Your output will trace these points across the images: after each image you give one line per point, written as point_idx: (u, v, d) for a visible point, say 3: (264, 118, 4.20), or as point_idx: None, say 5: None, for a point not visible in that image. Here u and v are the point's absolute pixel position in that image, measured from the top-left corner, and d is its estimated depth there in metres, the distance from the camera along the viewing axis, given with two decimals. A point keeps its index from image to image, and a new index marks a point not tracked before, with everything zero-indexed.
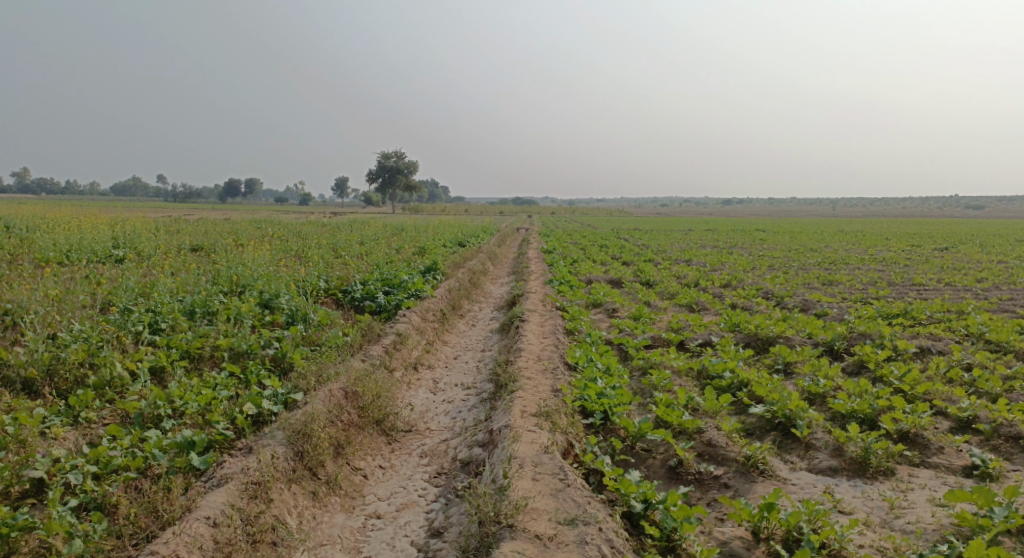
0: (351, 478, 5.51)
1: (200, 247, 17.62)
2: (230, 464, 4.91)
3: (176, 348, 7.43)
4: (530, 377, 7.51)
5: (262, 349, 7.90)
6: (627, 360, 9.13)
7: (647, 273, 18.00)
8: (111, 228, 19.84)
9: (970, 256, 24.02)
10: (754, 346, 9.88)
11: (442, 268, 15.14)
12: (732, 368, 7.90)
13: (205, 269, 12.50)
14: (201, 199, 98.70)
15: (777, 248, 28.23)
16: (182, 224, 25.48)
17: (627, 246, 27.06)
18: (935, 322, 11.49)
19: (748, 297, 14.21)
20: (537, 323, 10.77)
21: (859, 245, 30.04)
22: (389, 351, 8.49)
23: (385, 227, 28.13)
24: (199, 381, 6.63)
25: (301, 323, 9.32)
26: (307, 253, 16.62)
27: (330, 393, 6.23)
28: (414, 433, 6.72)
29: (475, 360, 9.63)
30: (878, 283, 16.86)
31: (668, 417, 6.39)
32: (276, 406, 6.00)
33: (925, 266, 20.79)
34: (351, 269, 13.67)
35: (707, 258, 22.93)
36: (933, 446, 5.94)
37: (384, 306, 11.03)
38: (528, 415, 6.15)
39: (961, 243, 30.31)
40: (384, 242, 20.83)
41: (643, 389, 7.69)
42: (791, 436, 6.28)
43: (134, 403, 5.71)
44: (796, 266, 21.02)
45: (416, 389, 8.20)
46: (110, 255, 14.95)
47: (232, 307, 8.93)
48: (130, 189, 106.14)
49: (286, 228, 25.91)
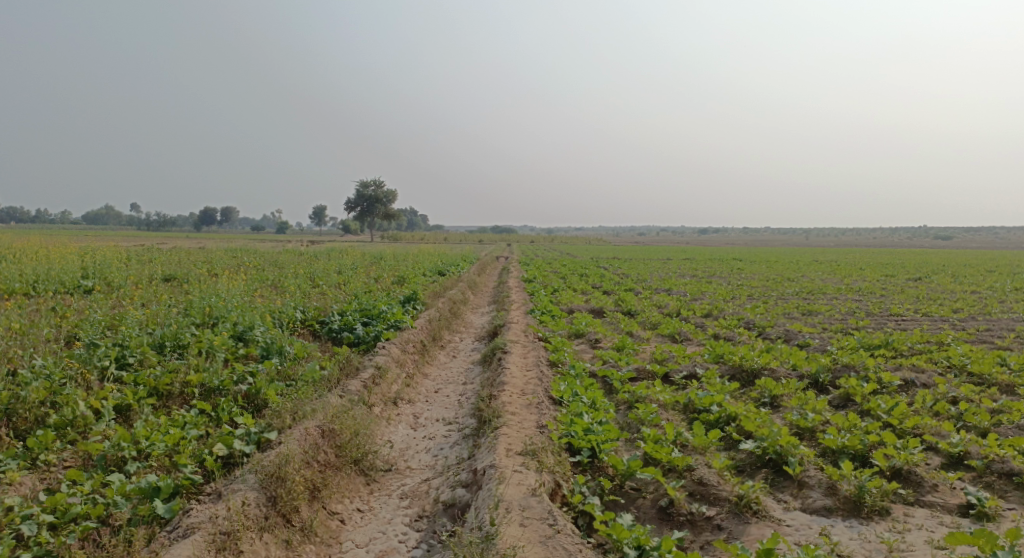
0: (327, 523, 5.21)
1: (172, 276, 17.17)
2: (197, 512, 4.60)
3: (144, 385, 7.09)
4: (515, 412, 7.30)
5: (235, 385, 7.59)
6: (612, 394, 8.97)
7: (628, 303, 17.95)
8: (80, 257, 19.29)
9: (943, 286, 24.47)
10: (739, 378, 9.80)
11: (422, 298, 14.91)
12: (720, 402, 7.78)
13: (177, 300, 12.11)
14: (176, 227, 97.31)
15: (756, 277, 28.50)
16: (154, 253, 24.92)
17: (608, 275, 27.11)
18: (916, 353, 11.57)
19: (730, 327, 14.20)
20: (520, 355, 10.57)
21: (834, 274, 30.50)
22: (368, 386, 8.21)
23: (363, 256, 27.83)
24: (167, 419, 6.30)
25: (277, 356, 8.99)
26: (283, 282, 16.28)
27: (306, 432, 5.94)
28: (394, 472, 6.44)
29: (457, 394, 9.39)
30: (856, 313, 17.02)
31: (657, 454, 6.22)
32: (248, 446, 5.70)
33: (900, 296, 21.10)
34: (329, 299, 13.38)
35: (686, 287, 23.02)
36: (927, 484, 5.90)
37: (363, 338, 10.75)
38: (514, 454, 5.93)
39: (932, 272, 30.95)
40: (362, 271, 20.55)
41: (631, 424, 7.52)
42: (783, 473, 6.15)
43: (97, 445, 5.37)
44: (775, 296, 21.18)
45: (396, 425, 7.92)
46: (78, 285, 14.46)
47: (205, 341, 8.61)
48: (103, 217, 104.40)
49: (262, 256, 25.49)
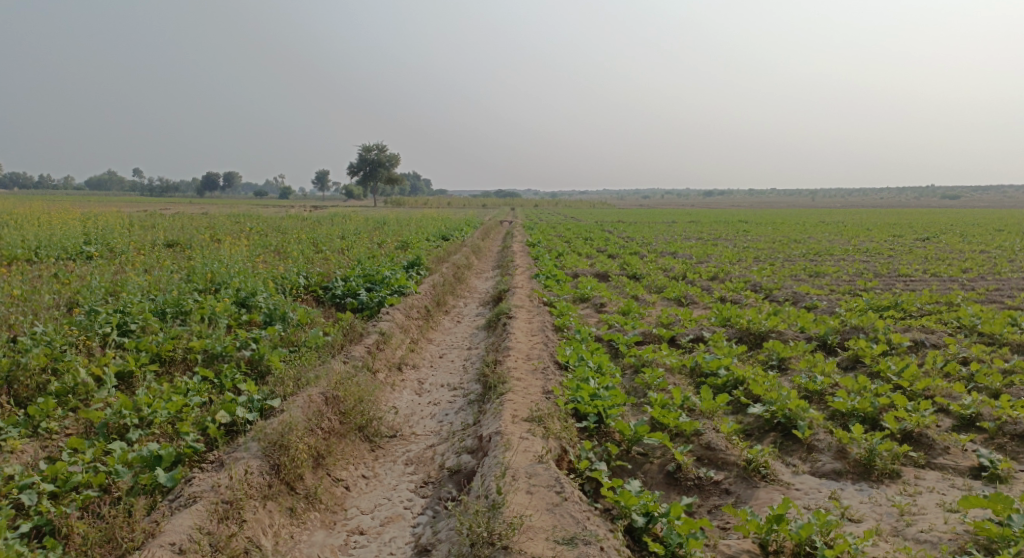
0: (332, 490, 5.18)
1: (175, 242, 17.06)
2: (200, 480, 4.55)
3: (146, 351, 7.02)
4: (520, 377, 7.22)
5: (238, 351, 7.51)
6: (618, 357, 8.89)
7: (634, 266, 17.78)
8: (83, 224, 19.15)
9: (952, 246, 24.14)
10: (746, 341, 9.69)
11: (426, 263, 14.78)
12: (727, 365, 7.69)
13: (180, 267, 12.01)
14: (179, 193, 96.86)
15: (762, 239, 28.23)
16: (157, 219, 24.77)
17: (613, 239, 26.89)
18: (925, 314, 11.42)
19: (737, 290, 14.05)
20: (525, 320, 10.47)
21: (842, 236, 30.15)
22: (372, 352, 8.14)
23: (366, 221, 27.61)
24: (169, 387, 6.24)
25: (280, 322, 8.90)
26: (286, 248, 16.15)
27: (309, 399, 5.87)
28: (399, 438, 6.40)
29: (461, 359, 9.32)
30: (865, 274, 16.83)
31: (664, 418, 6.14)
32: (251, 413, 5.64)
33: (909, 257, 20.85)
34: (332, 264, 13.26)
35: (692, 250, 22.79)
36: (938, 447, 5.81)
37: (367, 303, 10.66)
38: (520, 420, 5.86)
39: (941, 233, 30.60)
40: (365, 236, 20.38)
41: (637, 389, 7.45)
42: (792, 436, 6.08)
43: (98, 413, 5.31)
44: (782, 258, 20.98)
45: (400, 391, 7.87)
46: (80, 252, 14.36)
47: (207, 307, 8.52)
48: (106, 184, 104.07)
49: (265, 222, 25.33)
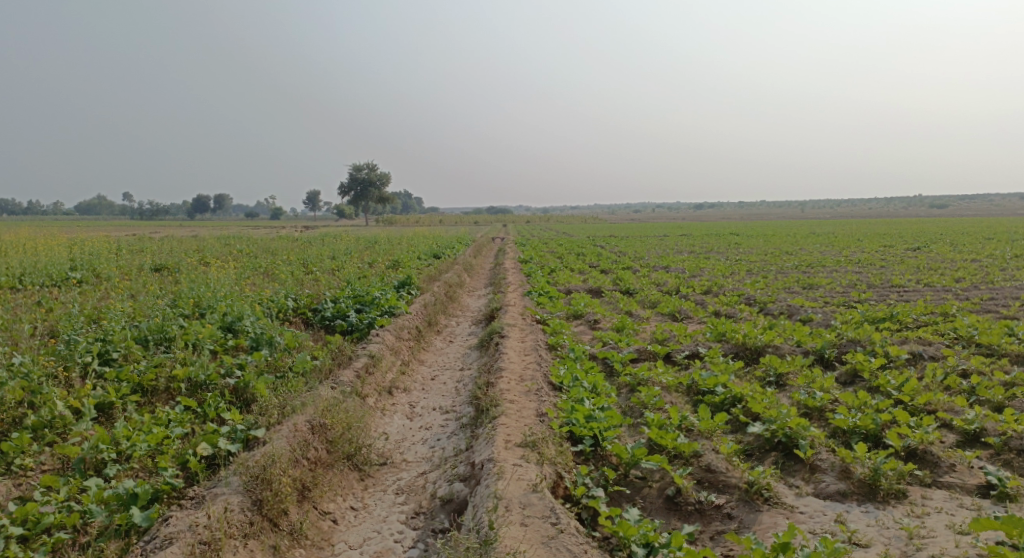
0: (319, 524, 4.97)
1: (162, 266, 16.82)
2: (176, 520, 4.33)
3: (127, 381, 6.79)
4: (513, 400, 7.04)
5: (223, 379, 7.30)
6: (613, 376, 8.72)
7: (627, 281, 17.67)
8: (69, 249, 18.88)
9: (943, 256, 24.19)
10: (743, 357, 9.55)
11: (417, 282, 14.61)
12: (725, 383, 7.53)
13: (166, 291, 11.77)
14: (169, 216, 96.43)
15: (755, 251, 28.25)
16: (145, 242, 24.51)
17: (605, 254, 26.81)
18: (921, 325, 11.33)
19: (731, 304, 13.94)
20: (518, 339, 10.29)
21: (833, 246, 30.23)
22: (361, 376, 7.93)
23: (357, 241, 27.44)
24: (150, 418, 6.01)
25: (267, 347, 8.67)
26: (276, 270, 15.95)
27: (294, 427, 5.67)
28: (389, 466, 6.19)
29: (454, 381, 9.13)
30: (858, 285, 16.79)
31: (662, 440, 5.97)
32: (234, 444, 5.43)
33: (901, 267, 20.87)
34: (321, 285, 13.07)
35: (685, 264, 22.73)
36: (943, 464, 5.66)
37: (357, 325, 10.46)
38: (513, 446, 5.68)
39: (931, 242, 30.75)
40: (356, 255, 20.20)
41: (633, 408, 7.28)
42: (793, 456, 5.91)
43: (73, 448, 5.08)
44: (775, 270, 20.95)
45: (391, 416, 7.66)
46: (65, 277, 14.09)
47: (191, 332, 8.30)
48: (95, 208, 103.54)
49: (255, 243, 25.09)
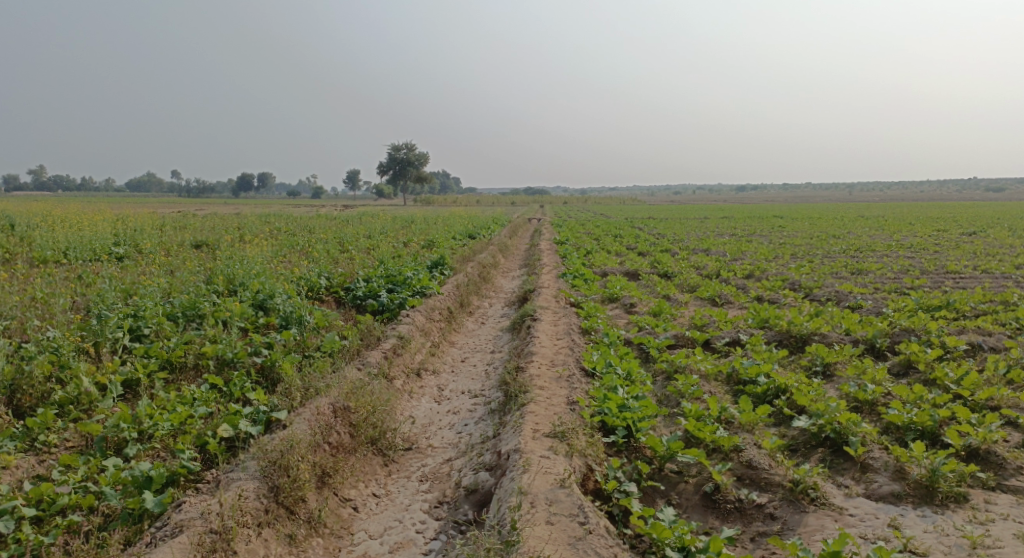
0: (338, 512, 4.84)
1: (203, 242, 17.03)
2: (189, 507, 4.24)
3: (155, 358, 6.78)
4: (543, 386, 6.78)
5: (250, 357, 7.22)
6: (648, 362, 8.38)
7: (665, 264, 17.16)
8: (115, 225, 19.28)
9: (1002, 241, 22.81)
10: (786, 345, 9.06)
11: (450, 263, 14.42)
12: (768, 373, 7.10)
13: (202, 267, 11.83)
14: (214, 194, 98.54)
15: (800, 234, 27.25)
16: (189, 220, 24.96)
17: (644, 236, 26.22)
18: (980, 314, 10.60)
19: (775, 289, 13.35)
20: (550, 323, 10.01)
21: (883, 230, 28.88)
22: (389, 357, 7.77)
23: (394, 220, 27.44)
24: (175, 396, 5.97)
25: (296, 325, 8.57)
26: (312, 248, 15.97)
27: (316, 410, 5.54)
28: (414, 451, 6.03)
29: (484, 364, 8.91)
30: (910, 271, 15.93)
31: (700, 432, 5.64)
32: (255, 426, 5.33)
33: (957, 252, 19.77)
34: (355, 264, 12.98)
35: (726, 247, 21.99)
36: (1009, 466, 5.17)
37: (388, 305, 10.30)
38: (541, 436, 5.43)
39: (990, 226, 29.16)
40: (391, 235, 20.15)
41: (669, 397, 6.94)
42: (843, 453, 5.51)
43: (95, 426, 5.06)
44: (821, 254, 20.10)
45: (418, 399, 7.50)
46: (109, 253, 14.36)
47: (222, 310, 8.26)
48: (145, 186, 106.64)
49: (294, 221, 25.25)
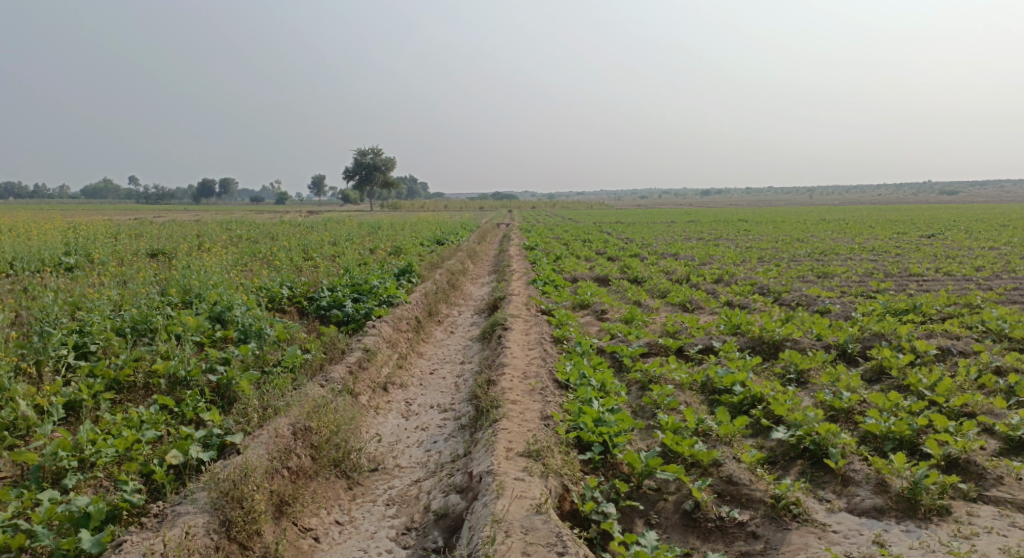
0: (297, 543, 4.52)
1: (160, 251, 16.35)
2: (130, 547, 3.89)
3: (101, 377, 6.31)
4: (516, 401, 6.53)
5: (205, 375, 6.80)
6: (622, 372, 8.21)
7: (635, 269, 17.10)
8: (67, 234, 18.43)
9: (959, 244, 23.39)
10: (759, 352, 8.99)
11: (418, 270, 14.08)
12: (743, 382, 6.98)
13: (158, 278, 11.28)
14: (174, 201, 96.10)
15: (765, 238, 27.62)
16: (147, 227, 24.06)
17: (613, 240, 26.23)
18: (945, 318, 10.73)
19: (744, 294, 13.36)
20: (521, 332, 9.76)
21: (845, 233, 29.45)
22: (354, 372, 7.42)
23: (361, 226, 26.92)
24: (122, 418, 5.54)
25: (255, 339, 8.14)
26: (275, 256, 15.47)
27: (275, 433, 5.21)
28: (381, 473, 5.72)
29: (454, 376, 8.63)
30: (875, 274, 16.16)
31: (678, 447, 5.47)
32: (207, 452, 4.99)
33: (917, 255, 20.20)
34: (320, 273, 12.55)
35: (694, 252, 22.10)
36: (989, 476, 5.10)
37: (353, 316, 9.93)
38: (515, 456, 5.19)
39: (946, 229, 29.97)
40: (357, 242, 19.70)
41: (645, 409, 6.77)
42: (822, 466, 5.39)
43: (30, 455, 4.63)
44: (787, 258, 20.33)
45: (385, 415, 7.17)
46: (59, 263, 13.64)
47: (176, 323, 7.79)
48: (101, 192, 103.38)
49: (256, 228, 24.52)
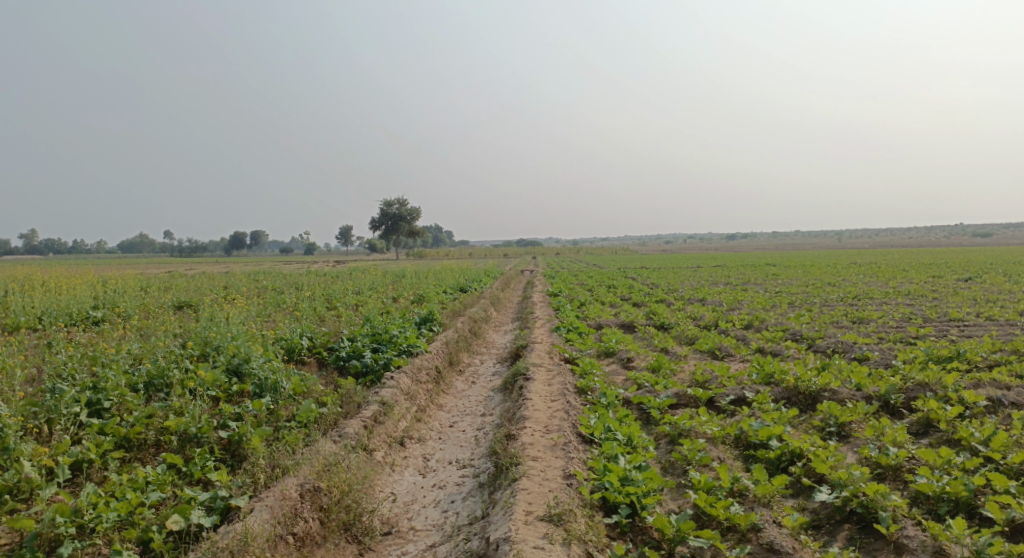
0: None
1: (185, 303, 16.49)
2: None
3: (111, 435, 6.16)
4: (537, 457, 6.20)
5: (216, 431, 6.60)
6: (650, 425, 7.80)
7: (661, 316, 16.70)
8: (98, 287, 18.76)
9: (1000, 287, 22.56)
10: (795, 403, 8.52)
11: (439, 318, 13.90)
12: (780, 436, 6.53)
13: (180, 330, 11.28)
14: (206, 252, 98.57)
15: (795, 282, 27.01)
16: (176, 279, 24.46)
17: (638, 286, 25.87)
18: (992, 365, 10.13)
19: (776, 341, 12.86)
20: (544, 383, 9.42)
21: (877, 277, 28.66)
22: (369, 426, 7.16)
23: (385, 274, 27.01)
24: (127, 479, 5.38)
25: (271, 393, 7.94)
26: (298, 306, 15.48)
27: (282, 494, 5.15)
28: (394, 536, 5.44)
29: (474, 429, 8.31)
30: (912, 320, 15.52)
31: (711, 509, 5.08)
32: (209, 517, 4.99)
33: (956, 299, 19.47)
34: (341, 323, 12.45)
35: (721, 297, 21.65)
36: None
37: (372, 366, 9.71)
38: (535, 519, 4.88)
39: (983, 272, 29.06)
40: (380, 291, 19.69)
41: (675, 465, 6.36)
42: (872, 531, 4.93)
43: (27, 521, 4.47)
44: (819, 302, 19.76)
45: (401, 472, 6.87)
46: (86, 317, 13.79)
47: (192, 377, 7.68)
48: (137, 246, 106.58)
49: (282, 279, 24.75)
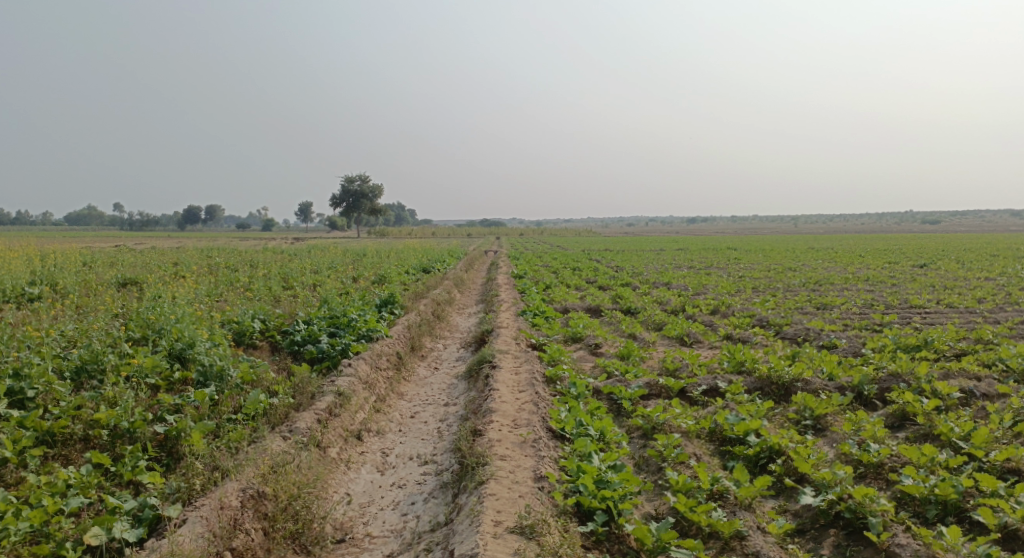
0: None
1: (131, 280, 15.46)
2: None
3: (31, 430, 5.48)
4: (506, 456, 5.78)
5: (151, 426, 5.94)
6: (621, 418, 7.45)
7: (627, 300, 16.43)
8: (37, 262, 17.51)
9: (954, 274, 23.05)
10: (769, 394, 8.28)
11: (401, 300, 13.31)
12: (759, 431, 6.24)
13: (121, 309, 10.43)
14: (157, 227, 95.00)
15: (758, 267, 27.25)
16: (123, 255, 23.10)
17: (603, 269, 25.68)
18: (959, 354, 10.10)
19: (743, 327, 12.69)
20: (510, 371, 9.00)
21: (836, 263, 29.08)
22: (323, 421, 6.62)
23: (346, 253, 26.13)
24: (44, 482, 4.74)
25: (216, 382, 7.28)
26: (252, 285, 14.67)
27: (221, 503, 4.70)
28: (348, 544, 4.98)
29: (436, 420, 7.83)
30: (875, 306, 15.61)
31: (693, 515, 4.77)
32: (134, 530, 4.42)
33: (913, 285, 19.80)
34: (297, 304, 11.76)
35: (686, 280, 21.62)
36: None
37: (328, 352, 9.11)
38: (504, 534, 4.49)
39: (936, 259, 29.85)
40: (340, 270, 18.92)
41: (649, 462, 6.02)
42: (860, 538, 4.69)
43: None
44: (782, 287, 19.85)
45: (357, 469, 6.37)
46: (22, 294, 12.75)
47: (129, 365, 6.95)
48: (84, 219, 101.99)
49: (237, 256, 23.68)
